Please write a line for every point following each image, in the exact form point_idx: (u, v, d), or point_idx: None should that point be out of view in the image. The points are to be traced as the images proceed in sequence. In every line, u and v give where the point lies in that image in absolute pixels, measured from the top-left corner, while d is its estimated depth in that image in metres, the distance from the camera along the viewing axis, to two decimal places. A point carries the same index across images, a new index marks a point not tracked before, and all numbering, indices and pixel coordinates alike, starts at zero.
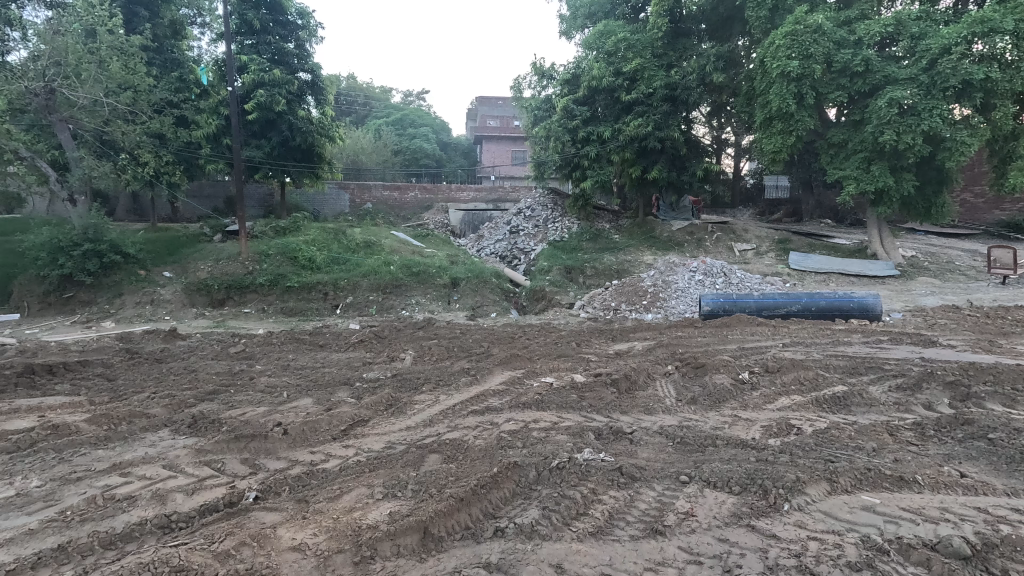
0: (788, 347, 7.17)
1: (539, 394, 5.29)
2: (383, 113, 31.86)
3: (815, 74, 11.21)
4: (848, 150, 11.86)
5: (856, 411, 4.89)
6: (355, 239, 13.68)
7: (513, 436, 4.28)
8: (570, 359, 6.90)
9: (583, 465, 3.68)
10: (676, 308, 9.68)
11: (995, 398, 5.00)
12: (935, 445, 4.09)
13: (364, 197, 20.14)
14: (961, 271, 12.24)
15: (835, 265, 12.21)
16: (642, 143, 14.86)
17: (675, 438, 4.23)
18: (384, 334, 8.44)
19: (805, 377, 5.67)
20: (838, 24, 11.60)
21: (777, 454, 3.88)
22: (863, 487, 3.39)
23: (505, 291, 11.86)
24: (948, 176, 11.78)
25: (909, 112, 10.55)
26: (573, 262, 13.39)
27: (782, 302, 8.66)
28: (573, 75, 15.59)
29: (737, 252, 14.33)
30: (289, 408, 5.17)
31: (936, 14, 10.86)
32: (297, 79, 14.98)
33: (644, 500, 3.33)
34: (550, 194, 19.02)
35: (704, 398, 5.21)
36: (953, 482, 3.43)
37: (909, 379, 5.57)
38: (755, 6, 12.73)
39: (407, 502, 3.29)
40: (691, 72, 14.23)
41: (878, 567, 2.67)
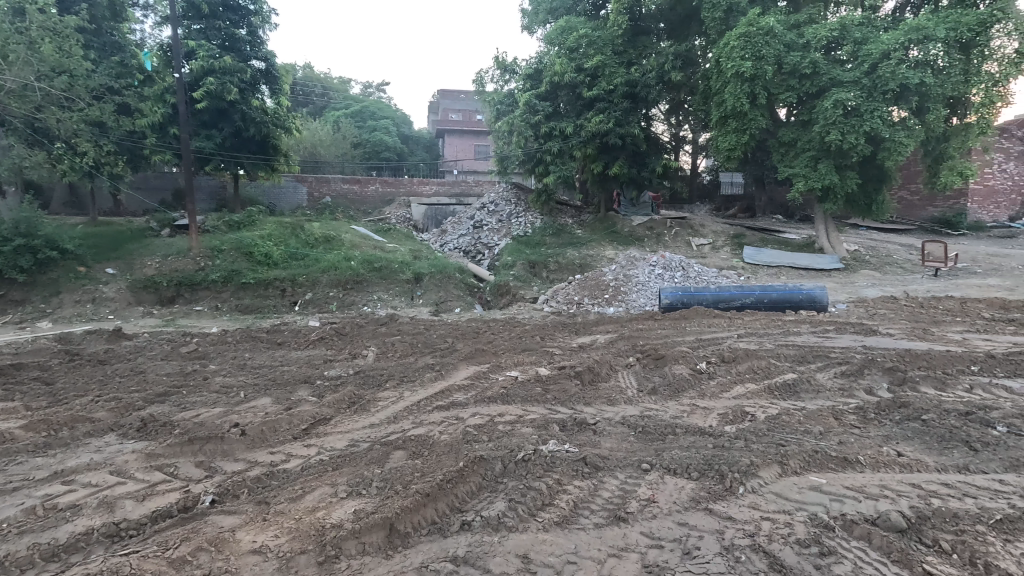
0: (742, 338, 7.47)
1: (504, 388, 5.32)
2: (341, 104, 31.02)
3: (767, 75, 11.65)
4: (797, 148, 12.40)
5: (805, 397, 5.16)
6: (314, 234, 13.31)
7: (479, 430, 4.29)
8: (534, 353, 6.95)
9: (548, 457, 3.73)
10: (637, 301, 9.90)
11: (927, 381, 5.38)
12: (875, 427, 4.36)
13: (322, 190, 19.60)
14: (898, 264, 13.04)
15: (785, 259, 12.77)
16: (604, 139, 15.07)
17: (637, 428, 4.35)
18: (345, 330, 8.26)
19: (758, 366, 5.93)
20: (788, 27, 12.08)
21: (732, 440, 4.05)
22: (811, 469, 3.59)
23: (470, 286, 11.83)
24: (887, 174, 12.51)
25: (852, 113, 11.13)
26: (537, 256, 13.46)
27: (736, 295, 9.00)
28: (535, 70, 15.81)
29: (694, 246, 14.78)
30: (246, 408, 5.00)
31: (877, 21, 11.46)
32: (250, 67, 14.39)
33: (608, 489, 3.41)
34: (513, 189, 19.04)
35: (664, 388, 5.38)
36: (892, 461, 3.67)
37: (852, 366, 5.93)
38: (711, 7, 13.11)
39: (372, 500, 3.25)
40: (650, 70, 14.53)
41: (825, 543, 2.83)
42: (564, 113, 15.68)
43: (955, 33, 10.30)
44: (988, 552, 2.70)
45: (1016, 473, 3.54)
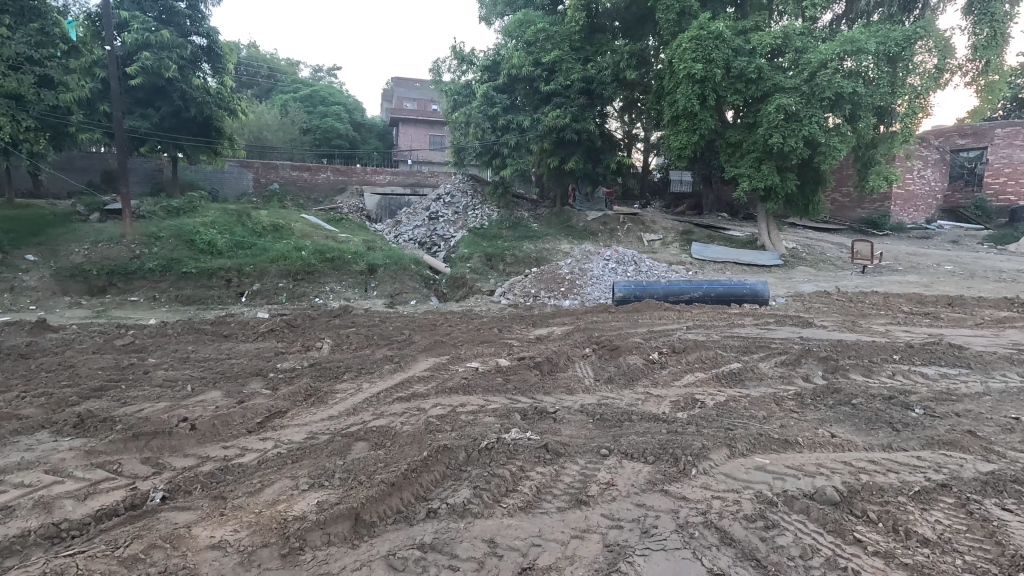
0: (691, 330, 7.81)
1: (465, 379, 5.34)
2: (289, 88, 29.71)
3: (716, 78, 12.15)
4: (743, 149, 13.00)
5: (749, 384, 5.48)
6: (262, 222, 12.78)
7: (441, 420, 4.30)
8: (493, 344, 7.01)
9: (510, 445, 3.79)
10: (592, 295, 10.12)
11: (856, 369, 5.86)
12: (812, 411, 4.71)
13: (269, 176, 18.79)
14: (831, 262, 13.95)
15: (731, 255, 13.39)
16: (560, 134, 15.24)
17: (595, 416, 4.49)
18: (297, 322, 7.99)
19: (706, 356, 6.24)
20: (736, 32, 12.60)
21: (685, 425, 4.26)
22: (756, 450, 3.83)
23: (426, 278, 11.64)
24: (823, 177, 13.32)
25: (793, 118, 11.79)
26: (494, 249, 13.50)
27: (685, 289, 9.37)
28: (493, 62, 15.74)
29: (646, 242, 15.25)
30: (194, 402, 4.78)
31: (815, 31, 12.15)
32: (190, 43, 13.50)
33: (569, 473, 3.52)
34: (469, 181, 18.95)
35: (619, 377, 5.58)
36: (826, 441, 3.97)
37: (791, 356, 6.35)
38: (664, 9, 13.50)
39: (336, 491, 3.21)
40: (606, 67, 14.82)
41: (769, 517, 3.04)
42: (521, 106, 15.74)
43: (884, 47, 11.08)
44: (908, 520, 2.99)
45: (931, 449, 3.92)
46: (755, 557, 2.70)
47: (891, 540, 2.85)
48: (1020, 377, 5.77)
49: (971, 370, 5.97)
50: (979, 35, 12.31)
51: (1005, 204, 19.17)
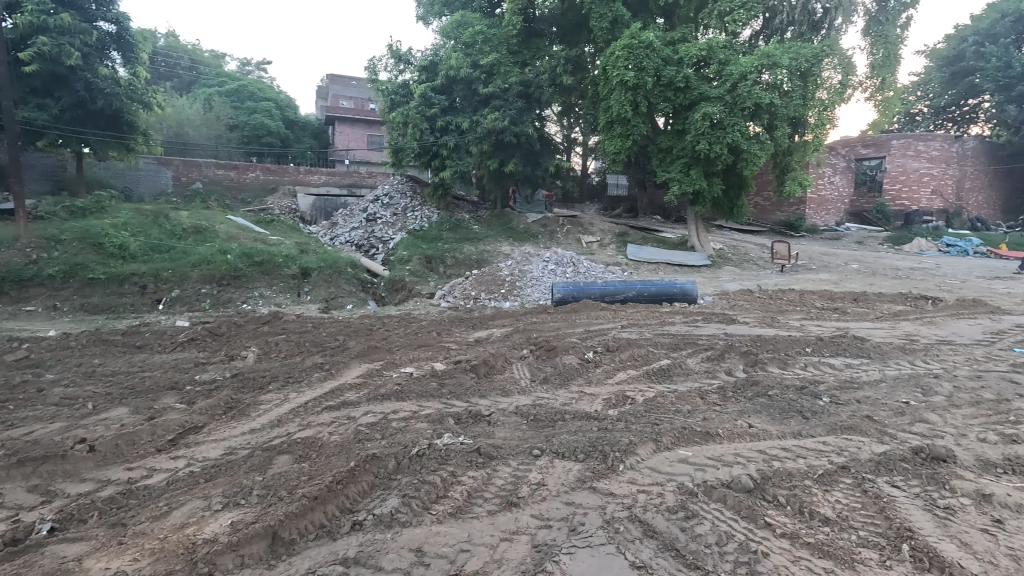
0: (625, 328, 8.07)
1: (399, 385, 5.23)
2: (213, 81, 27.93)
3: (647, 85, 12.64)
4: (673, 154, 13.59)
5: (677, 379, 5.73)
6: (182, 224, 11.98)
7: (371, 429, 4.17)
8: (430, 348, 6.90)
9: (442, 450, 3.75)
10: (531, 296, 10.21)
11: (773, 362, 6.28)
12: (733, 404, 4.99)
13: (192, 174, 17.68)
14: (754, 261, 14.89)
15: (663, 257, 13.97)
16: (499, 136, 15.31)
17: (529, 417, 4.53)
18: (221, 330, 7.52)
19: (639, 354, 6.47)
20: (665, 42, 13.18)
21: (614, 422, 4.39)
22: (680, 444, 3.99)
23: (363, 281, 11.32)
24: (745, 182, 14.15)
25: (717, 126, 12.48)
26: (433, 251, 13.34)
27: (620, 289, 9.66)
28: (431, 62, 15.65)
29: (584, 243, 15.61)
30: (96, 421, 4.38)
31: (737, 45, 12.92)
32: (96, 29, 12.33)
33: (500, 476, 3.52)
34: (409, 183, 18.66)
35: (555, 377, 5.67)
36: (744, 432, 4.22)
37: (716, 351, 6.70)
38: (599, 17, 13.94)
39: (252, 510, 3.04)
40: (543, 72, 15.07)
41: (690, 507, 3.17)
42: (459, 107, 15.67)
43: (797, 63, 11.95)
44: (812, 502, 3.22)
45: (835, 434, 4.26)
46: (675, 547, 2.81)
47: (797, 521, 3.06)
48: (910, 365, 6.40)
49: (870, 360, 6.56)
50: (876, 55, 13.53)
51: (901, 208, 21.28)
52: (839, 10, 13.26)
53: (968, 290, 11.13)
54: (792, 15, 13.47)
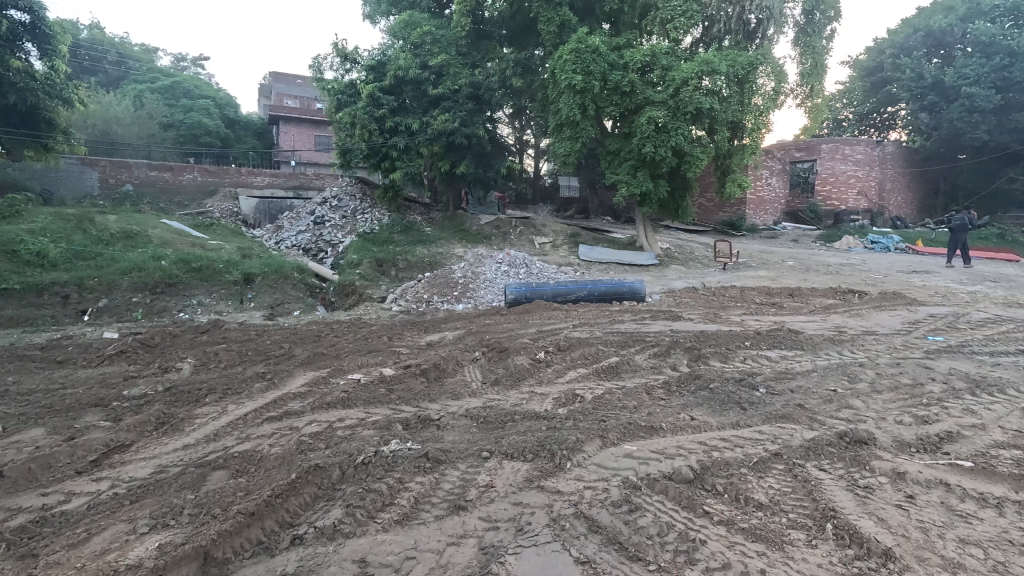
0: (577, 327, 8.20)
1: (346, 392, 5.09)
2: (144, 77, 26.49)
3: (594, 89, 12.92)
4: (621, 157, 13.93)
5: (625, 376, 5.89)
6: (110, 229, 11.22)
7: (315, 438, 4.05)
8: (380, 353, 6.76)
9: (389, 457, 3.69)
10: (484, 297, 10.19)
11: (715, 356, 6.56)
12: (677, 398, 5.17)
13: (121, 176, 16.60)
14: (699, 260, 15.47)
15: (613, 257, 14.28)
16: (450, 137, 15.23)
17: (479, 419, 4.53)
18: (155, 342, 7.09)
19: (589, 353, 6.59)
20: (611, 47, 13.51)
21: (563, 421, 4.45)
22: (625, 439, 4.09)
23: (310, 286, 10.96)
24: (689, 183, 14.68)
25: (661, 129, 12.91)
26: (384, 254, 13.09)
27: (571, 289, 9.80)
28: (378, 62, 15.36)
29: (537, 245, 15.76)
30: (6, 445, 4.03)
31: (679, 51, 13.40)
32: (7, 18, 11.28)
33: (449, 480, 3.50)
34: (358, 185, 18.25)
35: (506, 378, 5.68)
36: (686, 425, 4.38)
37: (662, 348, 6.92)
38: (546, 21, 14.16)
39: (182, 530, 2.89)
40: (493, 74, 15.10)
41: (634, 501, 3.25)
42: (409, 108, 15.45)
43: (734, 70, 12.51)
44: (747, 489, 3.38)
45: (770, 423, 4.49)
46: (618, 540, 2.89)
47: (733, 508, 3.20)
48: (839, 354, 6.83)
49: (803, 351, 6.96)
50: (804, 64, 14.46)
51: (831, 208, 22.72)
52: (771, 20, 13.89)
53: (889, 284, 12.01)
54: (729, 24, 14.08)
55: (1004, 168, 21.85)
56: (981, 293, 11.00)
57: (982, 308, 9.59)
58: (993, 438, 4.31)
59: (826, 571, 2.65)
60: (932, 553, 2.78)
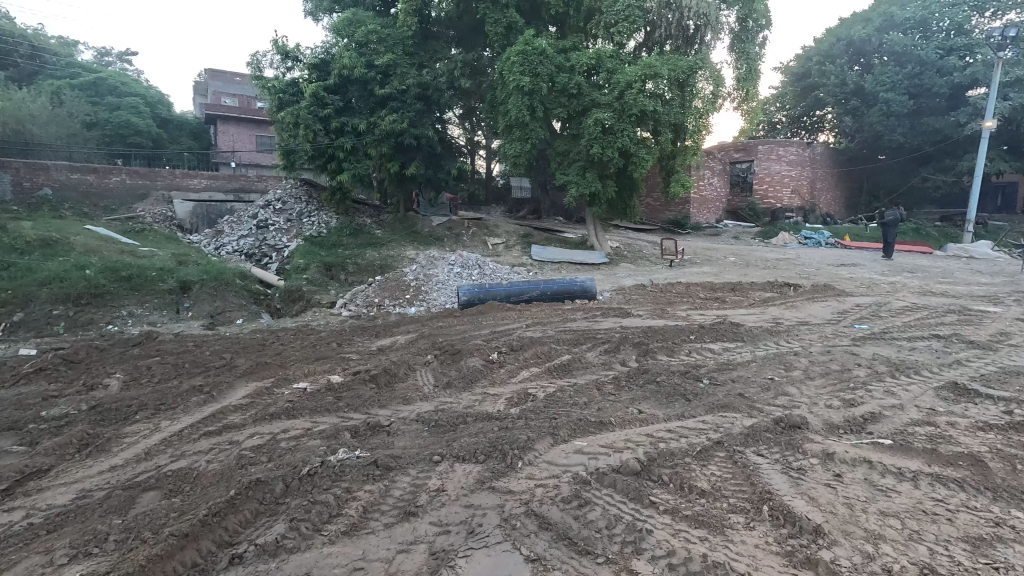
0: (530, 327, 8.26)
1: (291, 402, 4.91)
2: (63, 72, 24.78)
3: (542, 90, 13.08)
4: (570, 158, 14.14)
5: (577, 373, 5.98)
6: (25, 236, 10.31)
7: (257, 452, 3.89)
8: (328, 360, 6.56)
9: (336, 467, 3.58)
10: (437, 300, 10.07)
11: (662, 350, 6.78)
12: (626, 392, 5.30)
13: (38, 179, 15.33)
14: (647, 257, 15.93)
15: (565, 256, 14.48)
16: (398, 138, 14.98)
17: (430, 423, 4.47)
18: (79, 357, 6.58)
19: (541, 352, 6.65)
20: (558, 50, 13.73)
21: (514, 420, 4.47)
22: (576, 435, 4.16)
23: (254, 293, 10.49)
24: (636, 184, 15.09)
25: (608, 131, 13.21)
26: (333, 258, 12.71)
27: (523, 289, 9.86)
28: (322, 60, 14.92)
29: (490, 246, 15.75)
30: None
31: (623, 55, 13.75)
32: None
33: (399, 487, 3.44)
34: (303, 187, 17.64)
35: (459, 381, 5.64)
36: (634, 418, 4.49)
37: (613, 344, 7.07)
38: (493, 22, 14.23)
39: (107, 559, 2.72)
40: (441, 74, 14.99)
41: (583, 496, 3.30)
42: (355, 108, 15.11)
43: (675, 74, 12.94)
44: (691, 477, 3.51)
45: (713, 413, 4.68)
46: (568, 536, 2.92)
47: (678, 496, 3.32)
48: (775, 345, 7.21)
49: (744, 342, 7.30)
50: (740, 69, 15.22)
51: (768, 206, 23.94)
52: (708, 27, 14.46)
53: (820, 277, 12.79)
54: (669, 30, 14.61)
55: (916, 167, 23.55)
56: (900, 283, 11.90)
57: (901, 297, 10.37)
58: (909, 416, 4.68)
59: (764, 551, 2.79)
60: (857, 526, 2.98)
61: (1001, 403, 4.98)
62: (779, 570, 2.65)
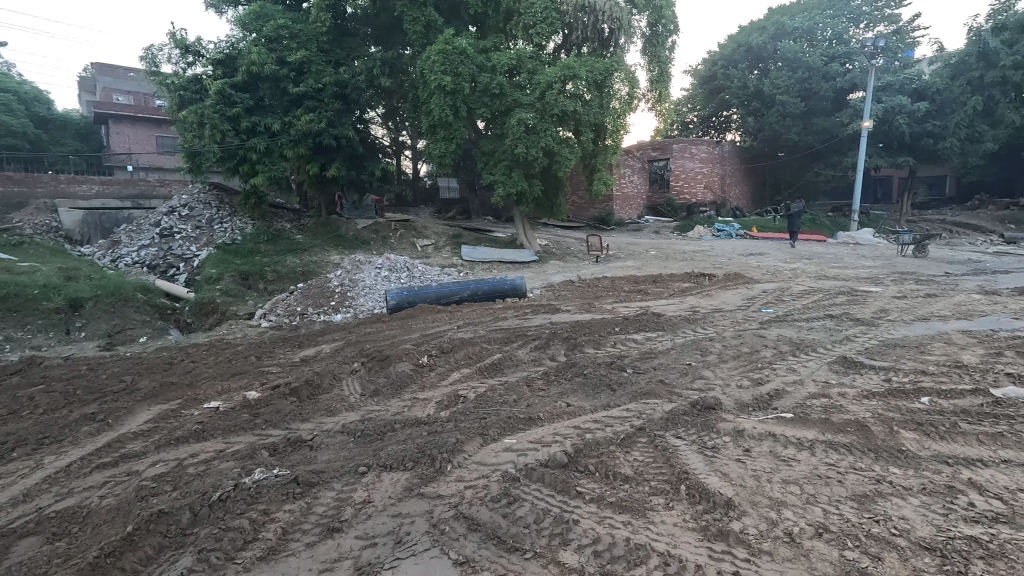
0: (461, 328, 8.20)
1: (200, 424, 4.55)
2: None
3: (465, 90, 13.05)
4: (495, 157, 14.18)
5: (507, 371, 6.02)
6: None
7: (160, 481, 3.59)
8: (245, 376, 6.15)
9: (251, 489, 3.37)
10: (364, 305, 9.73)
11: (589, 343, 6.98)
12: (555, 387, 5.40)
13: None
14: (575, 254, 16.35)
15: (494, 255, 14.53)
16: (317, 139, 14.34)
17: (356, 433, 4.31)
18: None
19: (472, 352, 6.63)
20: (478, 50, 13.76)
21: (443, 424, 4.41)
22: (505, 434, 4.18)
23: (160, 308, 9.63)
24: (560, 182, 15.40)
25: (532, 130, 13.40)
26: (249, 266, 11.93)
27: (453, 290, 9.77)
28: (228, 56, 13.96)
29: (419, 247, 15.47)
30: None
31: (543, 56, 14.00)
32: None
33: (322, 502, 3.29)
34: (213, 191, 16.43)
35: (387, 388, 5.48)
36: (562, 412, 4.58)
37: (543, 341, 7.18)
38: (411, 20, 13.99)
39: None
40: (359, 73, 14.51)
41: (512, 493, 3.33)
42: (267, 107, 14.28)
43: (593, 75, 13.34)
44: (614, 465, 3.64)
45: (637, 401, 4.87)
46: (496, 535, 2.93)
47: (603, 484, 3.42)
48: (692, 332, 7.66)
49: (664, 331, 7.69)
50: (652, 71, 15.97)
51: (684, 201, 25.37)
52: (621, 31, 15.05)
53: (732, 266, 13.76)
54: (586, 32, 15.10)
55: (810, 163, 25.90)
56: (800, 269, 13.04)
57: (800, 282, 11.36)
58: (808, 390, 5.14)
59: (680, 528, 2.94)
60: (762, 496, 3.22)
61: (882, 372, 5.60)
62: (695, 545, 2.81)
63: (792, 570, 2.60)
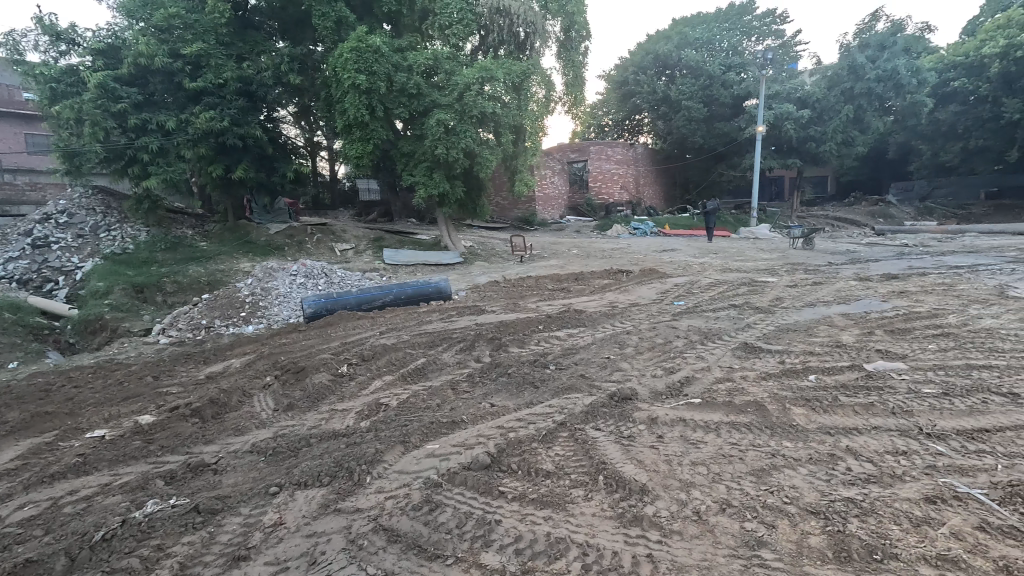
0: (384, 333, 7.97)
1: (80, 456, 4.06)
2: None
3: (380, 89, 12.73)
4: (415, 158, 13.92)
5: (431, 375, 5.92)
6: None
7: (30, 526, 3.18)
8: (139, 398, 5.58)
9: (143, 523, 3.08)
10: (279, 315, 9.18)
11: (514, 342, 7.06)
12: (480, 388, 5.39)
13: None
14: (499, 254, 16.46)
15: (418, 258, 14.28)
16: (219, 138, 13.32)
17: (267, 452, 4.04)
18: None
19: (395, 359, 6.45)
20: (393, 49, 13.46)
21: (363, 434, 4.25)
22: (429, 439, 4.09)
23: (34, 327, 8.52)
24: (482, 183, 15.40)
25: (451, 132, 13.28)
26: (144, 278, 10.84)
27: (375, 295, 9.46)
28: (109, 46, 12.60)
29: (338, 252, 14.85)
30: None
31: (460, 57, 13.92)
32: None
33: (227, 530, 3.05)
34: (97, 195, 14.75)
35: (303, 401, 5.19)
36: (486, 413, 4.58)
37: (468, 342, 7.14)
38: (321, 15, 13.39)
39: None
40: (265, 68, 13.64)
41: (435, 499, 3.27)
42: (159, 103, 13.07)
43: (511, 78, 13.44)
44: (536, 461, 3.69)
45: (559, 396, 4.98)
46: (418, 544, 2.87)
47: (524, 481, 3.46)
48: (611, 326, 7.99)
49: (586, 327, 7.96)
50: (567, 75, 16.49)
51: (603, 201, 26.42)
52: (536, 35, 15.44)
53: (648, 262, 14.50)
54: (502, 35, 15.29)
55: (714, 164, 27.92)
56: (707, 262, 14.03)
57: (708, 274, 12.24)
58: (714, 374, 5.54)
59: (599, 518, 3.04)
60: (674, 479, 3.41)
61: (777, 355, 6.14)
62: (612, 533, 2.91)
63: (699, 546, 2.76)
